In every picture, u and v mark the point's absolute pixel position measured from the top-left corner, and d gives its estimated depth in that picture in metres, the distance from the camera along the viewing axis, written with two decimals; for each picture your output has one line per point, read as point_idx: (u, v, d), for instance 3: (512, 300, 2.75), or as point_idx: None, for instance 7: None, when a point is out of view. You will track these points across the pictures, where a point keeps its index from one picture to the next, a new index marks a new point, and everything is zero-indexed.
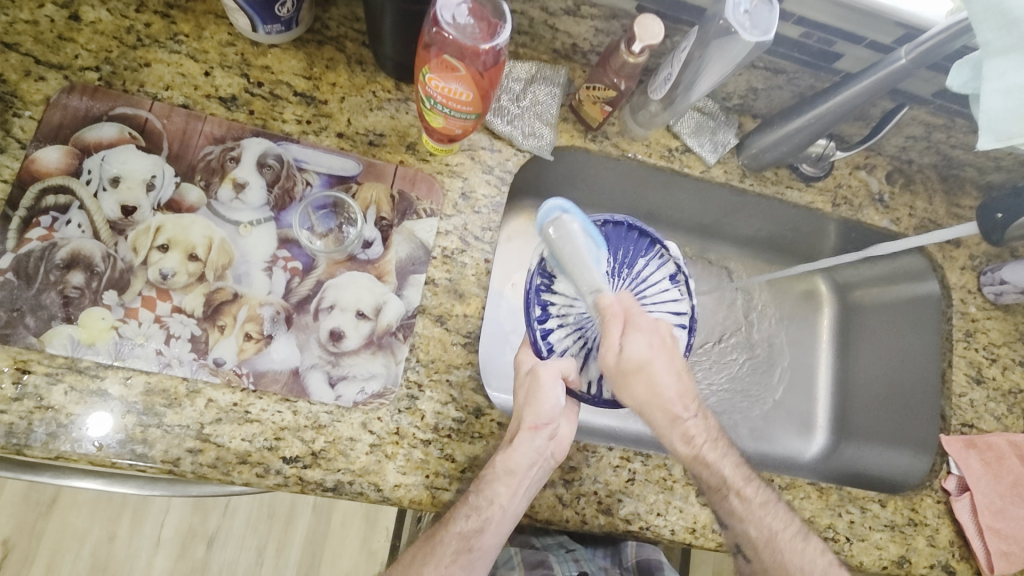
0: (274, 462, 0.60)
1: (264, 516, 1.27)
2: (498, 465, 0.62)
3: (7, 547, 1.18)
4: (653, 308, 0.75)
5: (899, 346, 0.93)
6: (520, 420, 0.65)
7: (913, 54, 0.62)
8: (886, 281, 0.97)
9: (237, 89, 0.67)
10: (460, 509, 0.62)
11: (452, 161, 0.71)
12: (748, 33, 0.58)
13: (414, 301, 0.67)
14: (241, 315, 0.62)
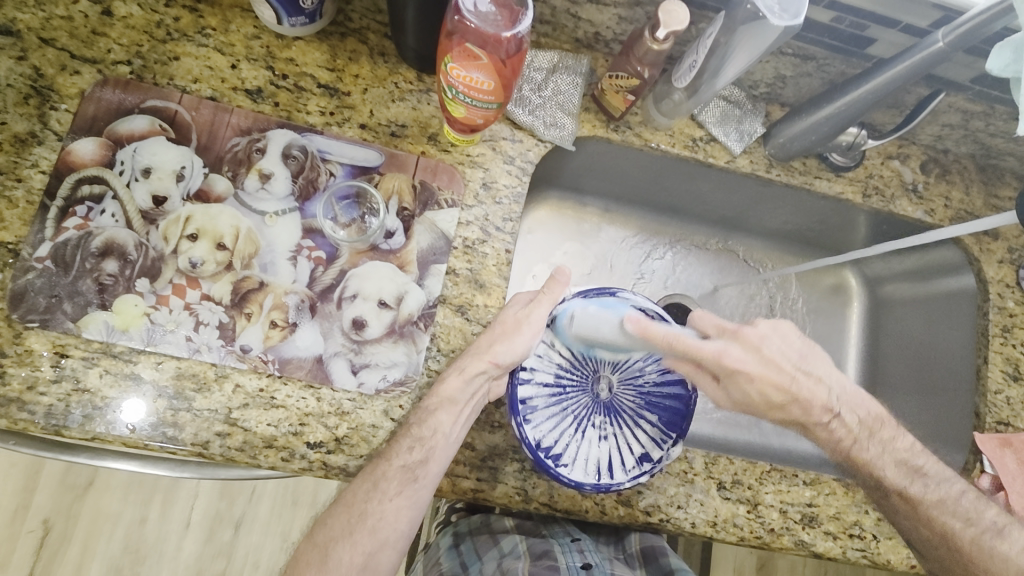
0: (298, 447, 0.62)
1: (288, 502, 1.30)
2: (442, 390, 0.62)
3: (46, 526, 1.23)
4: (606, 440, 0.68)
5: (933, 342, 0.90)
6: (484, 348, 0.64)
7: (950, 37, 0.60)
8: (917, 275, 0.94)
9: (263, 82, 0.68)
10: (404, 435, 0.62)
11: (472, 152, 0.71)
12: (777, 17, 0.57)
13: (435, 290, 0.67)
14: (267, 303, 0.63)
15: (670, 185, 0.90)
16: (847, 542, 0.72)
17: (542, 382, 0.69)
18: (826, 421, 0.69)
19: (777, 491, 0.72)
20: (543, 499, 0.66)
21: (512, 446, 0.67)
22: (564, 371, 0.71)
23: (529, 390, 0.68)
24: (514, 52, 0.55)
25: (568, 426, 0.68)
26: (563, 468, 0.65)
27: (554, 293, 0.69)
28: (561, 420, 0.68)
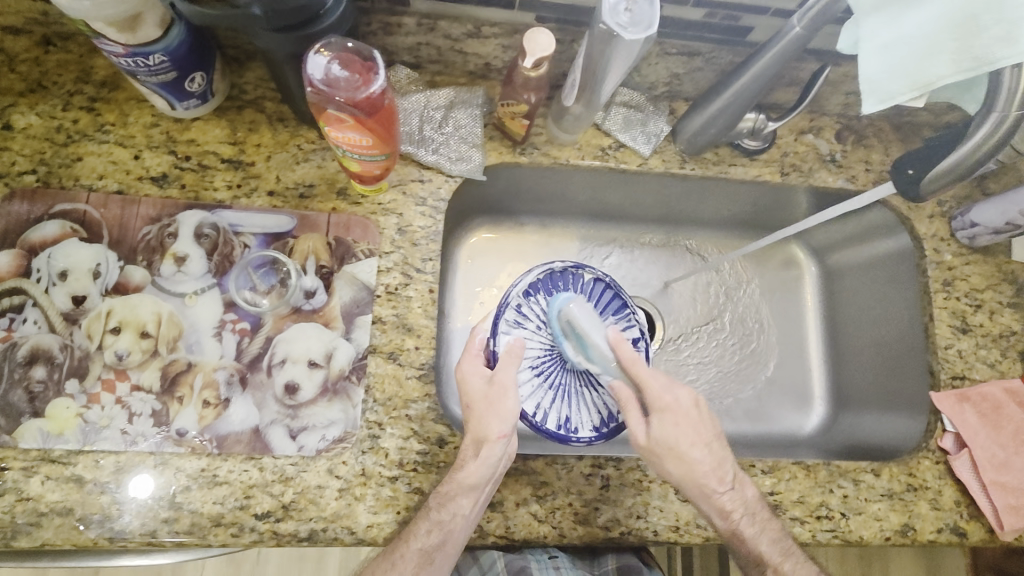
0: (247, 520, 0.62)
1: (294, 559, 1.30)
2: (459, 476, 0.62)
3: None
4: None
5: (881, 307, 0.90)
6: (481, 430, 0.64)
7: (804, 20, 0.61)
8: (859, 241, 0.94)
9: (167, 167, 0.69)
10: (421, 519, 0.62)
11: (384, 200, 0.72)
12: (630, 32, 0.55)
13: (363, 342, 0.68)
14: (197, 383, 0.64)
15: (600, 190, 0.93)
16: (816, 525, 0.71)
17: (547, 399, 0.71)
18: (722, 491, 0.66)
19: None
20: (500, 532, 0.66)
21: None
22: (540, 371, 0.72)
23: (546, 415, 0.70)
24: (385, 105, 0.56)
25: (586, 391, 0.72)
26: (623, 415, 0.71)
27: (515, 355, 0.67)
28: (578, 399, 0.72)
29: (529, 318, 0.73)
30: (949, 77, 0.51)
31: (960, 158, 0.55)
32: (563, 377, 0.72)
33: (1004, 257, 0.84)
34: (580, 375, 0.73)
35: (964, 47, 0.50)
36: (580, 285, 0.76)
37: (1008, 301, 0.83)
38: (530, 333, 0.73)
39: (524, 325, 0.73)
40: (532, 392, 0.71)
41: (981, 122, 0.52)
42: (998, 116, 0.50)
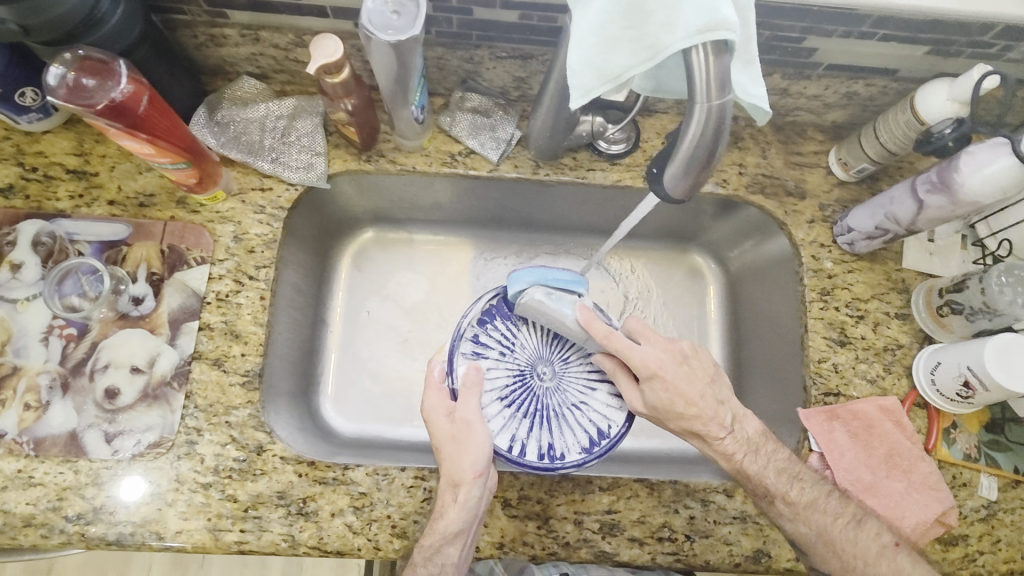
0: (57, 522, 0.63)
1: (237, 563, 1.27)
2: (440, 525, 0.61)
3: None
4: (591, 379, 0.74)
5: (778, 313, 0.82)
6: (455, 472, 0.63)
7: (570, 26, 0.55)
8: (755, 241, 0.86)
9: (14, 178, 0.72)
10: (432, 551, 0.62)
11: (222, 209, 0.73)
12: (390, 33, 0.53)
13: (188, 348, 0.69)
14: (20, 387, 0.66)
15: (478, 196, 0.88)
16: (655, 547, 0.68)
17: (523, 430, 0.70)
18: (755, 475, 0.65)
19: (570, 501, 0.69)
20: (312, 543, 0.65)
21: (276, 493, 0.66)
22: (510, 403, 0.72)
23: (524, 446, 0.69)
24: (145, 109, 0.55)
25: (568, 411, 0.72)
26: (612, 431, 0.72)
27: (473, 383, 0.68)
28: (559, 424, 0.71)
29: (491, 345, 0.73)
30: (632, 71, 0.39)
31: (687, 168, 0.42)
32: (537, 406, 0.72)
33: (894, 264, 0.77)
34: (557, 401, 0.73)
35: (640, 32, 0.38)
36: None
37: (896, 312, 0.76)
38: (495, 360, 0.73)
39: (486, 353, 0.73)
40: (506, 426, 0.70)
41: (688, 123, 0.40)
42: (701, 113, 0.39)
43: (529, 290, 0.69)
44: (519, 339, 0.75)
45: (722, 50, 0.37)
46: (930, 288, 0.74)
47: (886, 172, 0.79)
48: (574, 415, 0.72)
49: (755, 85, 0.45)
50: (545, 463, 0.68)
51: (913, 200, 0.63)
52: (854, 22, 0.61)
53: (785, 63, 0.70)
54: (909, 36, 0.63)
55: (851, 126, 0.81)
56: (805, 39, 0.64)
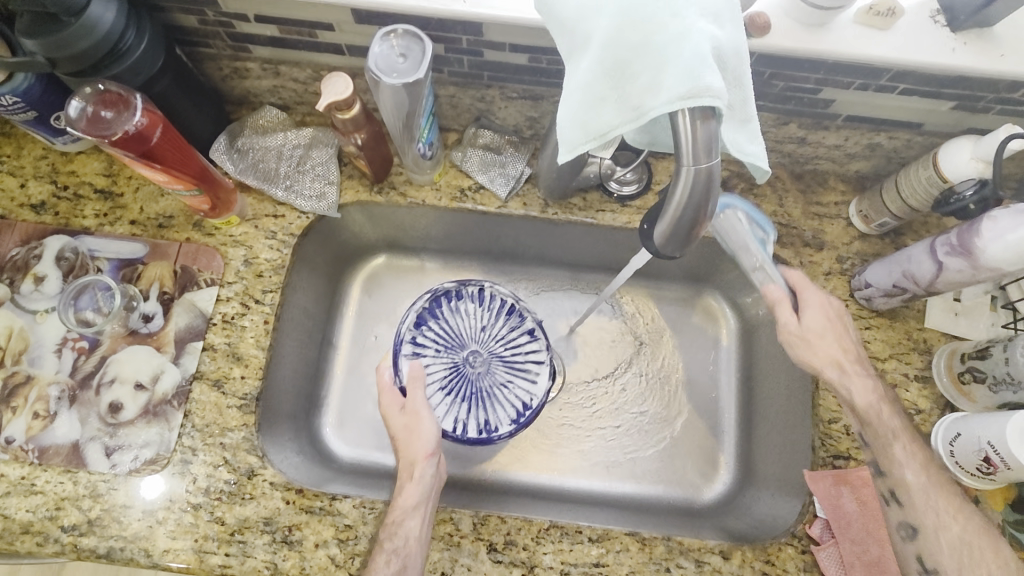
0: (53, 531, 0.65)
1: None
2: (400, 502, 0.63)
3: None
4: (522, 361, 0.83)
5: (790, 367, 0.79)
6: (412, 453, 0.66)
7: None
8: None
9: (47, 195, 0.76)
10: (379, 554, 0.61)
11: (235, 233, 0.76)
12: (391, 77, 0.55)
13: (191, 367, 0.70)
14: (32, 395, 0.68)
15: (490, 230, 0.87)
16: None
17: (459, 411, 0.80)
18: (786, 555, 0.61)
19: (558, 550, 0.67)
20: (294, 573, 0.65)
21: (263, 518, 0.66)
22: (448, 390, 0.81)
23: (465, 425, 0.79)
24: (157, 141, 0.58)
25: (496, 391, 0.82)
26: (535, 402, 0.81)
27: (419, 377, 0.71)
28: (491, 402, 0.81)
29: (428, 344, 0.82)
30: (618, 129, 0.38)
31: (675, 228, 0.41)
32: (470, 390, 0.81)
33: (915, 322, 0.74)
34: (486, 383, 0.82)
35: (624, 93, 0.37)
36: (467, 295, 0.84)
37: (916, 374, 0.72)
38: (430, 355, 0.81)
39: (422, 353, 0.81)
40: (448, 410, 0.80)
41: (675, 183, 0.39)
42: (687, 175, 0.38)
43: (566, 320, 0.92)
44: (445, 337, 0.83)
45: (709, 114, 0.36)
46: (952, 352, 0.70)
47: (911, 228, 0.76)
48: (501, 393, 0.81)
49: (754, 145, 0.42)
50: (483, 436, 0.78)
51: (932, 261, 0.61)
52: (871, 76, 0.59)
53: (801, 112, 0.68)
54: (931, 90, 0.61)
55: (875, 177, 0.78)
56: (820, 90, 0.63)
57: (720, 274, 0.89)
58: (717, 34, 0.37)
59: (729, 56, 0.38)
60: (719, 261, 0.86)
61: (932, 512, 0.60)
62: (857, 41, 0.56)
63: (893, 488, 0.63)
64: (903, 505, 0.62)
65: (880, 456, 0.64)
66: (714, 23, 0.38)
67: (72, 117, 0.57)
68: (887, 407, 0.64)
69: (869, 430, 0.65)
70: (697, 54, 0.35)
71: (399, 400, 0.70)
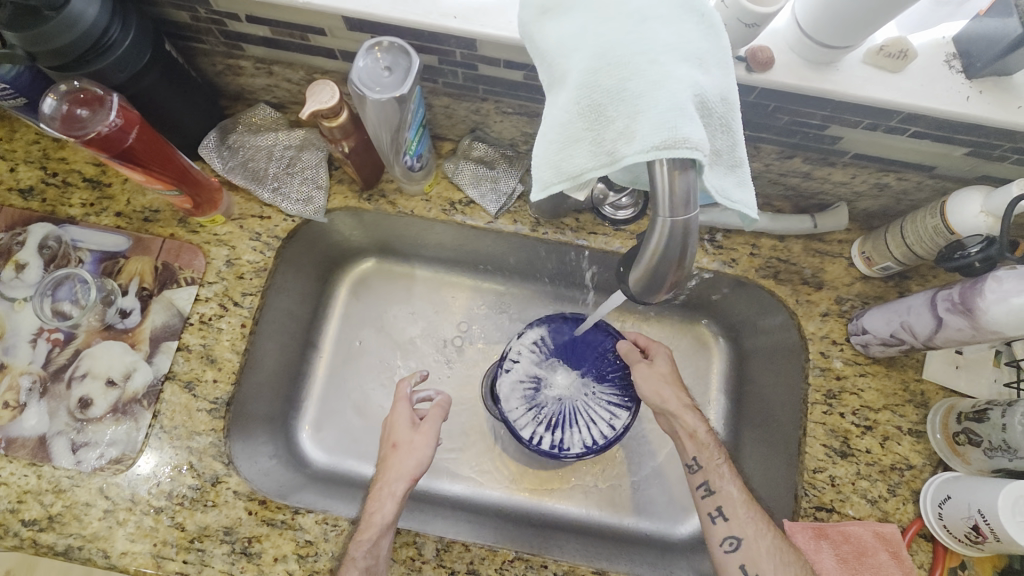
0: (13, 524, 0.64)
1: None
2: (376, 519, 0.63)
3: None
4: (608, 390, 0.78)
5: (780, 408, 0.76)
6: (398, 473, 0.66)
7: None
8: (765, 326, 0.80)
9: (35, 181, 0.75)
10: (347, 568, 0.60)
11: (220, 232, 0.75)
12: (374, 91, 0.53)
13: (163, 367, 0.70)
14: (3, 384, 0.68)
15: (483, 243, 0.86)
16: None
17: (540, 426, 0.76)
18: None
19: None
20: None
21: (224, 528, 0.65)
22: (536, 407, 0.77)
23: (542, 437, 0.75)
24: (133, 142, 0.57)
25: (578, 413, 0.76)
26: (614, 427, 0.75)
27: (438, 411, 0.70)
28: (572, 421, 0.76)
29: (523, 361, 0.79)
30: (592, 173, 0.35)
31: (653, 275, 0.39)
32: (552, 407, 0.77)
33: (913, 372, 0.71)
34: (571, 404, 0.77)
35: (599, 135, 0.34)
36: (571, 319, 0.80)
37: (909, 427, 0.69)
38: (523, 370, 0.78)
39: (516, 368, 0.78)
40: (529, 422, 0.76)
41: (650, 233, 0.37)
42: (664, 226, 0.36)
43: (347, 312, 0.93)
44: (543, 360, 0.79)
45: (688, 165, 0.34)
46: (949, 408, 0.66)
47: (916, 272, 0.73)
48: (581, 415, 0.76)
49: (741, 190, 0.40)
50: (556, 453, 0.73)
51: (932, 316, 0.58)
52: (881, 117, 0.56)
53: (807, 147, 0.65)
54: (943, 135, 0.58)
55: (883, 217, 0.74)
56: (827, 126, 0.60)
57: (716, 303, 0.86)
58: (702, 79, 0.34)
59: (716, 103, 0.35)
60: (715, 291, 0.83)
61: (752, 522, 0.64)
62: (866, 82, 0.53)
63: (720, 503, 0.66)
64: (728, 520, 0.64)
65: (711, 477, 0.67)
66: (700, 66, 0.34)
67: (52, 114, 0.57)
68: (704, 439, 0.69)
69: (703, 455, 0.68)
70: (676, 102, 0.32)
71: (408, 421, 0.69)
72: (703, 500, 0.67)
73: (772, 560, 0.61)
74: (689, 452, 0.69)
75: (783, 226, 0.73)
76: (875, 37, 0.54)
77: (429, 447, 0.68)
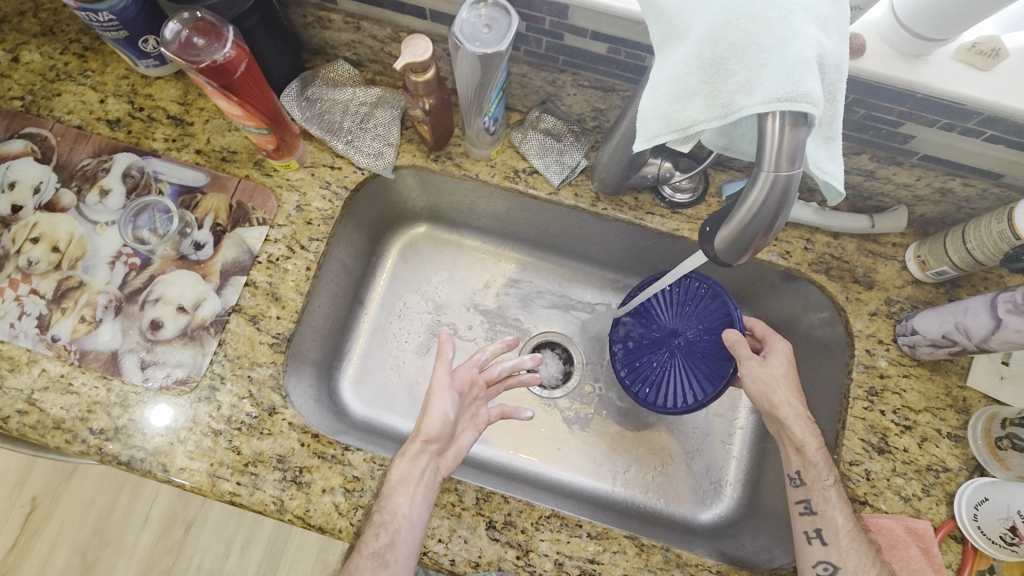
0: (81, 431, 0.68)
1: (235, 512, 1.34)
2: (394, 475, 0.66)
3: (33, 503, 1.33)
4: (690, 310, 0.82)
5: (818, 403, 0.77)
6: (417, 430, 0.69)
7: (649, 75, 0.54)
8: (809, 320, 0.81)
9: (123, 113, 0.79)
10: (370, 525, 0.64)
11: (292, 177, 0.78)
12: (471, 45, 0.55)
13: (231, 300, 0.73)
14: (81, 300, 0.72)
15: (537, 217, 0.87)
16: None
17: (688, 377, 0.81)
18: None
19: (554, 539, 0.67)
20: (298, 512, 0.66)
21: (277, 456, 0.68)
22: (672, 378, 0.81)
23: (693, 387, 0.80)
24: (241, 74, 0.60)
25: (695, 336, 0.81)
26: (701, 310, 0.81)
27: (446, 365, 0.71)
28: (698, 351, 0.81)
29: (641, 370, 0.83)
30: (702, 125, 0.38)
31: (742, 233, 0.41)
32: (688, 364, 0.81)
33: (957, 378, 0.71)
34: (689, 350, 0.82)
35: (717, 88, 0.37)
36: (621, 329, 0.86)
37: (949, 431, 0.70)
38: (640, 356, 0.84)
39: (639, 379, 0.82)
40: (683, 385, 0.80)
41: (751, 188, 0.38)
42: (765, 181, 0.37)
43: (399, 270, 0.95)
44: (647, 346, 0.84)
45: (800, 122, 0.36)
46: (992, 415, 0.67)
47: (969, 281, 0.73)
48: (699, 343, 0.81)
49: (831, 164, 0.41)
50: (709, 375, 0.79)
51: (990, 317, 0.59)
52: (960, 117, 0.57)
53: (876, 145, 0.66)
54: (1018, 141, 0.58)
55: (940, 224, 0.75)
56: (902, 123, 0.61)
57: (761, 297, 0.86)
58: (823, 41, 0.37)
59: (830, 68, 0.38)
60: (761, 284, 0.84)
61: (853, 552, 0.62)
62: (954, 79, 0.54)
63: (820, 525, 0.64)
64: (827, 545, 0.63)
65: (815, 497, 0.65)
66: (821, 28, 0.37)
67: (166, 38, 0.58)
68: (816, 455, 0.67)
69: (810, 473, 0.66)
70: (802, 57, 0.35)
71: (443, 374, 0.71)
72: (801, 517, 0.66)
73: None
74: (794, 465, 0.68)
75: (840, 222, 0.74)
76: (966, 35, 0.56)
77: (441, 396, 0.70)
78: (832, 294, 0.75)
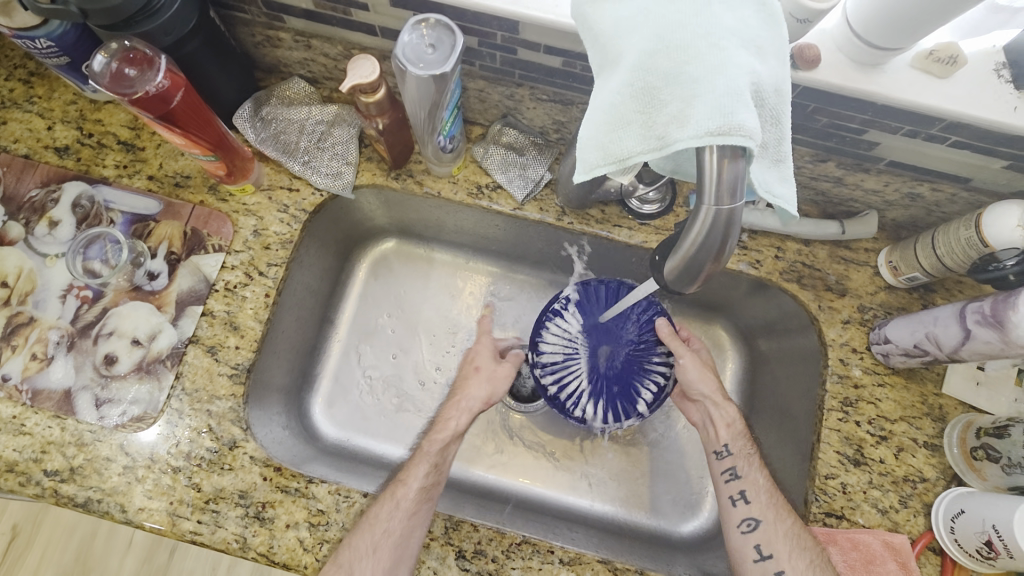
0: (35, 473, 0.65)
1: None
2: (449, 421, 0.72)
3: (15, 531, 1.30)
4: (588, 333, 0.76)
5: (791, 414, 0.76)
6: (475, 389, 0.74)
7: None
8: (783, 328, 0.79)
9: (71, 140, 0.76)
10: (417, 463, 0.68)
11: (249, 201, 0.76)
12: (414, 67, 0.53)
13: (187, 331, 0.71)
14: (32, 337, 0.69)
15: (504, 229, 0.85)
16: None
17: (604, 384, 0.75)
18: None
19: (526, 567, 0.65)
20: (261, 549, 0.65)
21: (238, 491, 0.66)
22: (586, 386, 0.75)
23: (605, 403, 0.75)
24: (177, 104, 0.58)
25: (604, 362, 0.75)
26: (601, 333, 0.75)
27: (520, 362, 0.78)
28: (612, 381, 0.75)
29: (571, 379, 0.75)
30: (640, 157, 0.36)
31: (689, 263, 0.39)
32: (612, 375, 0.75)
33: (933, 386, 0.70)
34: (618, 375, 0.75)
35: (652, 118, 0.35)
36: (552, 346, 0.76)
37: (925, 440, 0.69)
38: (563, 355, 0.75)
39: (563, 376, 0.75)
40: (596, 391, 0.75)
41: (693, 220, 0.37)
42: (708, 214, 0.36)
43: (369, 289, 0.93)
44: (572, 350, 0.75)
45: (738, 154, 0.34)
46: (968, 424, 0.66)
47: (942, 286, 0.72)
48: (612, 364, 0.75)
49: (782, 186, 0.39)
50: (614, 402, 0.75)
51: (959, 328, 0.58)
52: (923, 124, 0.56)
53: (842, 151, 0.65)
54: (983, 146, 0.57)
55: (913, 228, 0.74)
56: (865, 131, 0.59)
57: (735, 306, 0.85)
58: (757, 67, 0.35)
59: (770, 92, 0.36)
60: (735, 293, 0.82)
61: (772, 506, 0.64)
62: (912, 87, 0.53)
63: (744, 486, 0.66)
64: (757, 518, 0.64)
65: (740, 463, 0.67)
66: (756, 54, 0.36)
67: (95, 71, 0.57)
68: (739, 427, 0.69)
69: (737, 443, 0.69)
70: (734, 88, 0.33)
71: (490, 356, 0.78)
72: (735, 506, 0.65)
73: (789, 543, 0.61)
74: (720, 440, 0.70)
75: (810, 230, 0.73)
76: (924, 42, 0.54)
77: (507, 378, 0.76)
78: (804, 302, 0.73)
